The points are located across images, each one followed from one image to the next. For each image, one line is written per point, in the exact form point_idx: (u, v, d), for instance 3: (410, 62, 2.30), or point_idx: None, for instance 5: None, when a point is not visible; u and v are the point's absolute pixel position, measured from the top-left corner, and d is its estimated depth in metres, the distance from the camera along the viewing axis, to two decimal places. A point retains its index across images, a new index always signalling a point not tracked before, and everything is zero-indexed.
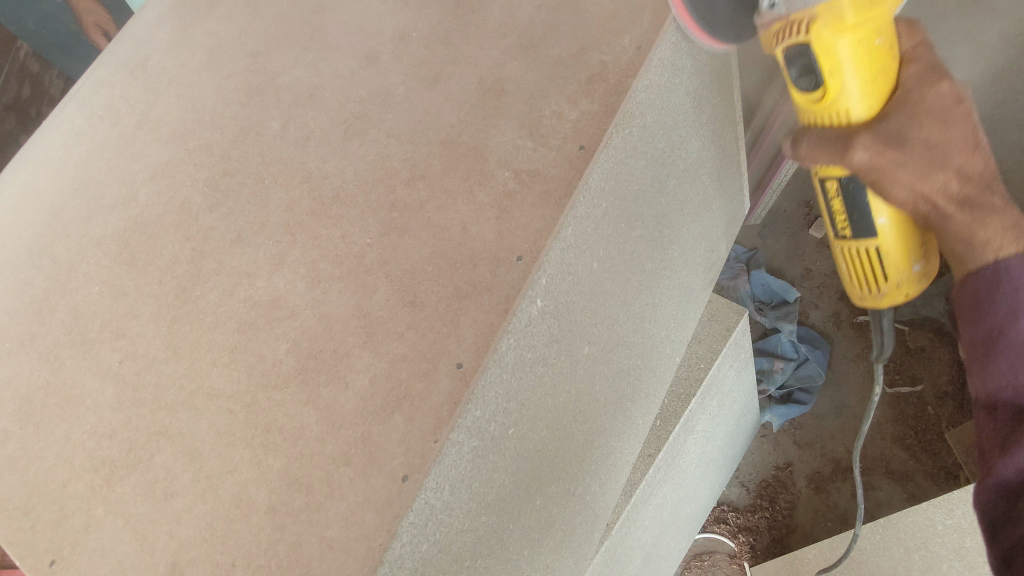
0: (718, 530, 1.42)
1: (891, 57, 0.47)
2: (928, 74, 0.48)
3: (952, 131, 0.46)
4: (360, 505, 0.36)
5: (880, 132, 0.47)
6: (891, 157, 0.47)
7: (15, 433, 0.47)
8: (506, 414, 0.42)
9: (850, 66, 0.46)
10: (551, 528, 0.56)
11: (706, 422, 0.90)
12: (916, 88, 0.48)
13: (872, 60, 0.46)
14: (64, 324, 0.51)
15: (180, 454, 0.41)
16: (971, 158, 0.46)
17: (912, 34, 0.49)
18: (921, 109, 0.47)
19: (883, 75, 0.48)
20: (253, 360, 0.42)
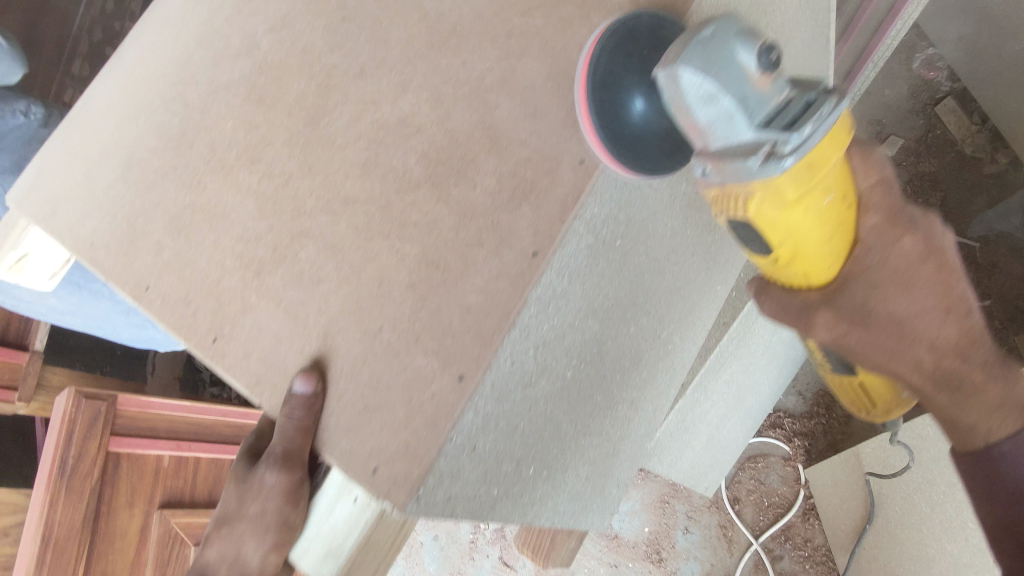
0: (773, 435, 1.43)
1: (843, 211, 0.47)
2: (887, 228, 0.49)
3: (916, 302, 0.49)
4: (494, 277, 0.40)
5: (843, 308, 0.50)
6: (859, 336, 0.50)
7: (170, 243, 0.53)
8: (615, 224, 0.45)
9: (800, 233, 0.45)
10: (639, 363, 0.61)
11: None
12: (876, 250, 0.49)
13: (820, 224, 0.46)
14: (202, 156, 0.56)
15: (323, 248, 0.46)
16: (942, 331, 0.49)
17: (867, 174, 0.48)
18: (884, 277, 0.49)
19: (835, 227, 0.47)
20: (385, 171, 0.47)
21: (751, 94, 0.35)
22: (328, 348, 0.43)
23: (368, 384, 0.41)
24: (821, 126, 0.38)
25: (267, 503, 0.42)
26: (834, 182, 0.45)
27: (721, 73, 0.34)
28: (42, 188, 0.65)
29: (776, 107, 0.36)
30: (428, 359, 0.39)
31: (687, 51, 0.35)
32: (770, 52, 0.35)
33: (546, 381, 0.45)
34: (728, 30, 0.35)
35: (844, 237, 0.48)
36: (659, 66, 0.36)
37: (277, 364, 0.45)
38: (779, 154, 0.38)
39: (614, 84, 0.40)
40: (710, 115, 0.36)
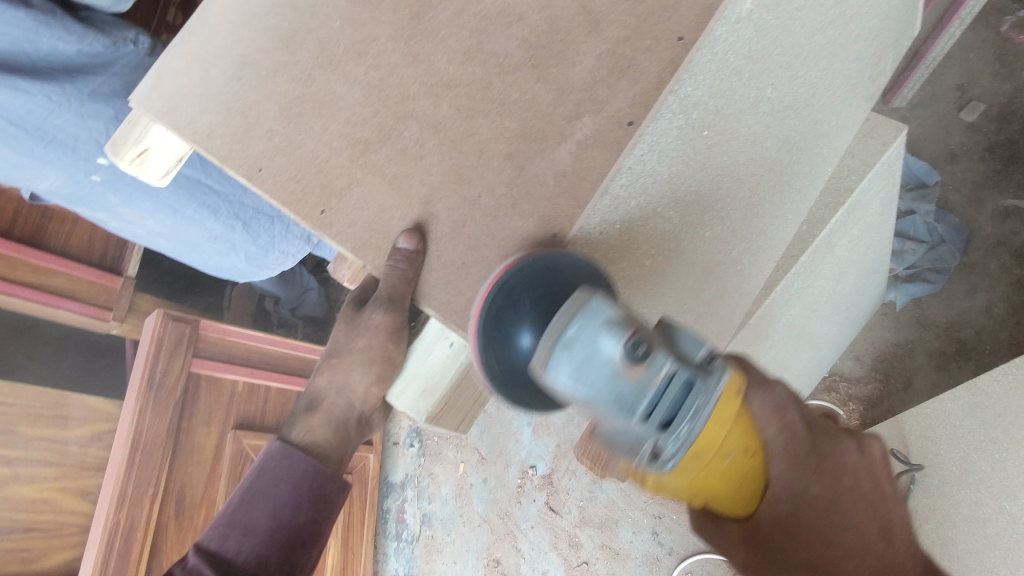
0: (827, 398, 1.43)
1: (743, 468, 0.43)
2: (796, 477, 0.45)
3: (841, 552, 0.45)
4: (590, 144, 0.42)
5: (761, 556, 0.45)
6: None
7: (281, 130, 0.58)
8: (704, 110, 0.46)
9: (705, 492, 0.43)
10: (712, 275, 0.63)
11: (845, 250, 0.91)
12: (785, 497, 0.45)
13: (714, 485, 0.42)
14: (312, 53, 0.61)
15: (426, 128, 0.49)
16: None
17: (770, 421, 0.44)
18: (799, 526, 0.45)
19: (738, 482, 0.44)
20: (487, 56, 0.49)
21: (625, 387, 0.35)
22: (429, 214, 0.46)
23: (467, 246, 0.44)
24: (696, 420, 0.37)
25: (375, 337, 0.54)
26: (735, 442, 0.42)
27: (590, 379, 0.36)
28: (161, 89, 0.70)
29: (654, 394, 0.36)
30: (525, 221, 0.42)
31: (560, 355, 0.37)
32: (637, 349, 0.35)
33: (627, 262, 0.48)
34: (598, 331, 0.36)
35: (751, 484, 0.45)
36: (536, 359, 0.38)
37: (382, 231, 0.49)
38: (663, 455, 0.38)
39: (508, 335, 0.42)
40: (591, 407, 0.37)
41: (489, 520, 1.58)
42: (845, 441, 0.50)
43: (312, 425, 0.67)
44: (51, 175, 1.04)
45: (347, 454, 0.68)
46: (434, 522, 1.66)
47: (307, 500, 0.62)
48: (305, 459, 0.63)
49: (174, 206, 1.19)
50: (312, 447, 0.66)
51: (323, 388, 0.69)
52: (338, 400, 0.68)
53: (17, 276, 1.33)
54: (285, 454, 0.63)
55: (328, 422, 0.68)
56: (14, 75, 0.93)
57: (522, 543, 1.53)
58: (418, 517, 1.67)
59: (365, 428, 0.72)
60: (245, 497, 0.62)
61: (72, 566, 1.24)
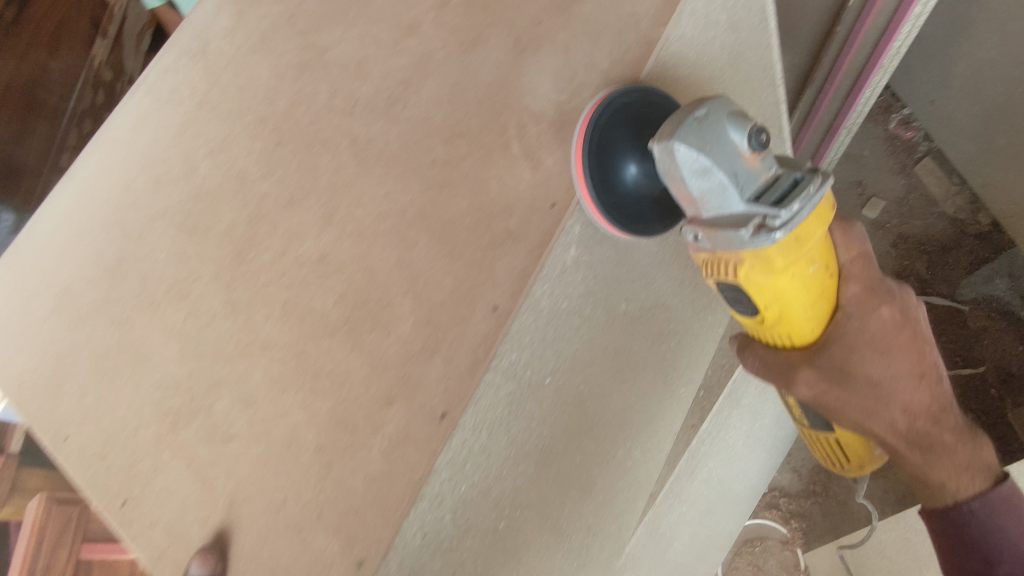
0: (769, 516, 1.37)
1: (827, 280, 0.47)
2: (865, 299, 0.49)
3: (891, 367, 0.50)
4: (399, 442, 0.38)
5: (824, 368, 0.49)
6: (837, 395, 0.51)
7: (93, 387, 0.51)
8: (543, 363, 0.43)
9: (782, 298, 0.45)
10: (592, 488, 0.58)
11: (753, 396, 0.88)
12: (856, 316, 0.49)
13: (807, 290, 0.45)
14: (134, 289, 0.54)
15: (237, 402, 0.44)
16: (914, 395, 0.51)
17: (848, 246, 0.49)
18: (863, 344, 0.49)
19: (818, 295, 0.47)
20: (305, 313, 0.44)
21: (741, 168, 0.39)
22: (231, 519, 0.40)
23: (269, 566, 0.38)
24: (807, 204, 0.40)
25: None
26: (819, 252, 0.45)
27: (716, 151, 0.38)
28: None
29: (764, 184, 0.40)
30: (329, 540, 0.37)
31: (685, 129, 0.38)
32: (759, 135, 0.39)
33: (472, 541, 0.41)
34: (725, 112, 0.38)
35: (826, 303, 0.48)
36: (656, 139, 0.39)
37: (183, 535, 0.42)
38: (770, 227, 0.39)
39: (610, 158, 0.43)
40: (705, 184, 0.39)
41: None
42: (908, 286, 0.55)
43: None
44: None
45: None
46: None
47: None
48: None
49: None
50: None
51: None
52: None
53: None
54: None
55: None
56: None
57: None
58: None
59: None
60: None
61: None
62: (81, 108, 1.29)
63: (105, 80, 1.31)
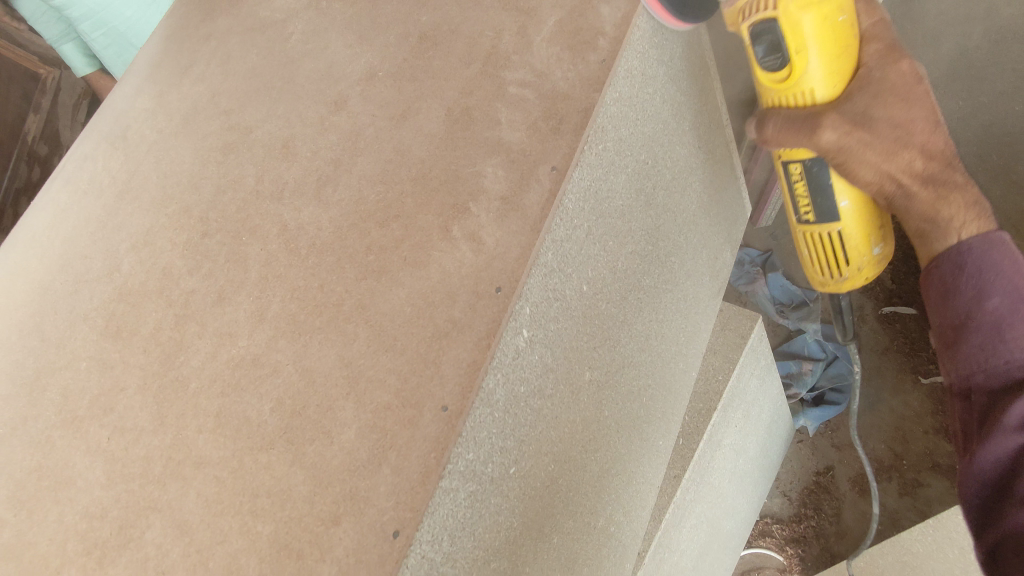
0: (764, 544, 1.39)
1: (851, 33, 0.53)
2: (887, 55, 0.53)
3: (911, 110, 0.52)
4: (352, 566, 0.34)
5: (847, 112, 0.52)
6: (860, 136, 0.52)
7: (10, 521, 0.45)
8: (505, 452, 0.40)
9: (813, 36, 0.51)
10: (576, 566, 0.54)
11: (734, 433, 0.87)
12: (878, 68, 0.53)
13: (834, 36, 0.52)
14: (54, 405, 0.48)
15: (169, 529, 0.39)
16: (930, 137, 0.52)
17: (869, 15, 0.54)
18: (886, 91, 0.52)
19: (842, 48, 0.52)
20: (239, 423, 0.41)
21: None
22: None
23: None
24: None
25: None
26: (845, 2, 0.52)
27: None
28: None
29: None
30: None
31: None
32: None
33: None
34: None
35: (848, 62, 0.53)
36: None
37: None
38: None
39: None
40: None
41: None
42: None
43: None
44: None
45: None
46: None
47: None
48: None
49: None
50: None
51: None
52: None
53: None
54: None
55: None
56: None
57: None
58: None
59: None
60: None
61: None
62: (17, 186, 1.21)
63: (40, 155, 1.24)
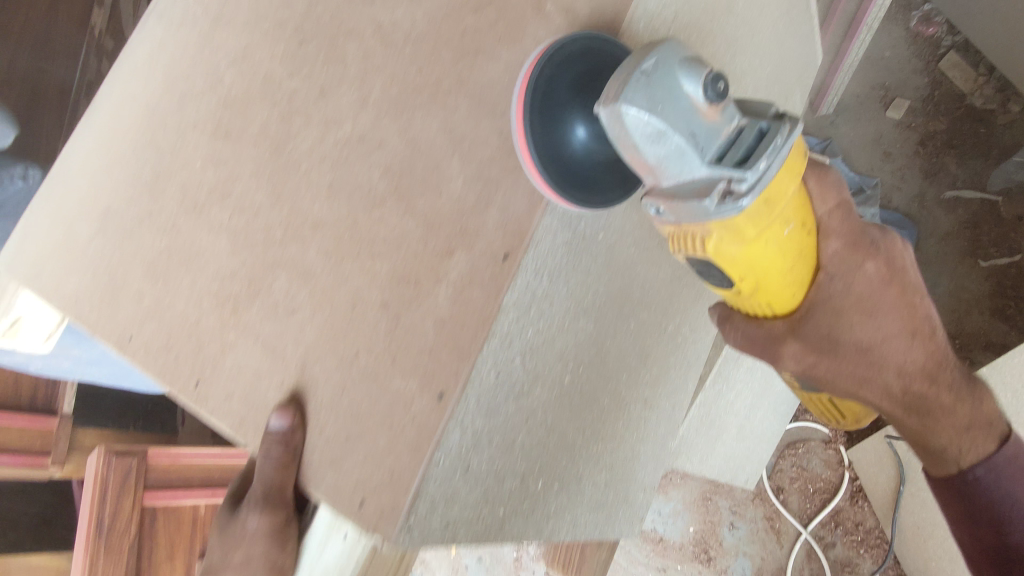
0: (811, 417, 1.24)
1: (801, 246, 0.43)
2: (849, 254, 0.45)
3: (880, 326, 0.47)
4: (465, 285, 0.38)
5: (810, 337, 0.46)
6: (827, 364, 0.47)
7: (149, 290, 0.52)
8: (595, 215, 0.43)
9: (757, 265, 0.40)
10: (646, 359, 0.58)
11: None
12: (839, 276, 0.46)
13: (783, 257, 0.41)
14: (176, 198, 0.54)
15: (295, 278, 0.44)
16: (907, 354, 0.48)
17: (825, 201, 0.44)
18: (848, 302, 0.46)
19: (791, 261, 0.43)
20: (351, 189, 0.45)
21: (700, 127, 0.32)
22: (307, 380, 0.41)
23: (350, 412, 0.39)
24: (776, 159, 0.35)
25: (254, 548, 0.41)
26: (793, 214, 0.41)
27: (668, 111, 0.32)
28: (27, 251, 0.63)
29: (729, 138, 0.34)
30: (407, 381, 0.38)
31: (631, 88, 0.31)
32: (717, 83, 0.32)
33: (541, 390, 0.44)
34: (671, 64, 0.32)
35: (805, 266, 0.44)
36: (599, 104, 0.32)
37: (259, 402, 0.43)
38: (738, 189, 0.34)
39: (553, 121, 0.37)
40: (660, 153, 0.33)
41: None
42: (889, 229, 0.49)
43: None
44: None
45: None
46: None
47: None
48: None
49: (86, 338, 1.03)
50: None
51: None
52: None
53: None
54: None
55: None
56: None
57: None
58: None
59: None
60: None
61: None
62: None
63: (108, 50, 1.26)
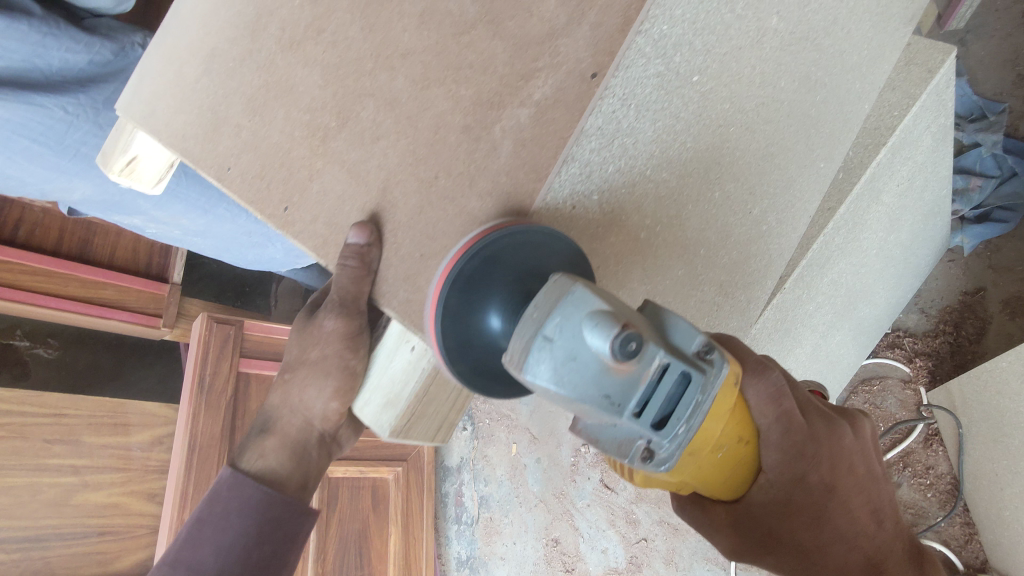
0: (890, 355, 1.13)
1: (730, 466, 0.38)
2: (792, 464, 0.40)
3: (825, 533, 0.42)
4: (550, 104, 0.37)
5: (748, 537, 0.42)
6: (773, 559, 0.43)
7: (247, 124, 0.55)
8: (692, 48, 0.39)
9: (690, 482, 0.38)
10: (725, 242, 0.53)
11: (893, 197, 0.77)
12: (779, 487, 0.40)
13: (706, 476, 0.38)
14: (274, 37, 0.55)
15: (382, 106, 0.44)
16: (856, 555, 0.43)
17: (764, 411, 0.39)
18: (791, 511, 0.41)
19: (726, 471, 0.39)
20: (441, 15, 0.43)
21: (611, 386, 0.29)
22: (386, 202, 0.42)
23: (425, 233, 0.40)
24: (695, 417, 0.32)
25: (330, 345, 0.48)
26: (724, 436, 0.37)
27: (571, 382, 0.29)
28: (142, 94, 0.66)
29: (644, 391, 0.29)
30: (484, 202, 0.38)
31: (535, 360, 0.30)
32: (629, 346, 0.27)
33: (616, 237, 0.42)
34: (578, 330, 0.29)
35: (741, 471, 0.40)
36: (510, 361, 0.31)
37: (343, 224, 0.45)
38: (657, 452, 0.33)
39: (474, 317, 0.37)
40: (575, 408, 0.31)
41: (546, 500, 1.38)
42: (841, 424, 0.44)
43: (264, 449, 0.57)
44: (83, 186, 0.94)
45: (309, 476, 0.58)
46: (492, 504, 1.47)
47: (267, 532, 0.52)
48: (257, 488, 0.53)
49: (205, 206, 1.04)
50: (265, 476, 0.55)
51: (276, 406, 0.58)
52: (293, 418, 0.57)
53: (6, 279, 1.16)
54: (234, 483, 0.53)
55: (284, 444, 0.57)
56: (28, 91, 0.84)
57: (584, 547, 1.32)
58: (476, 499, 1.49)
59: (331, 446, 0.61)
60: (189, 538, 0.52)
61: (148, 567, 1.15)
62: None
63: None
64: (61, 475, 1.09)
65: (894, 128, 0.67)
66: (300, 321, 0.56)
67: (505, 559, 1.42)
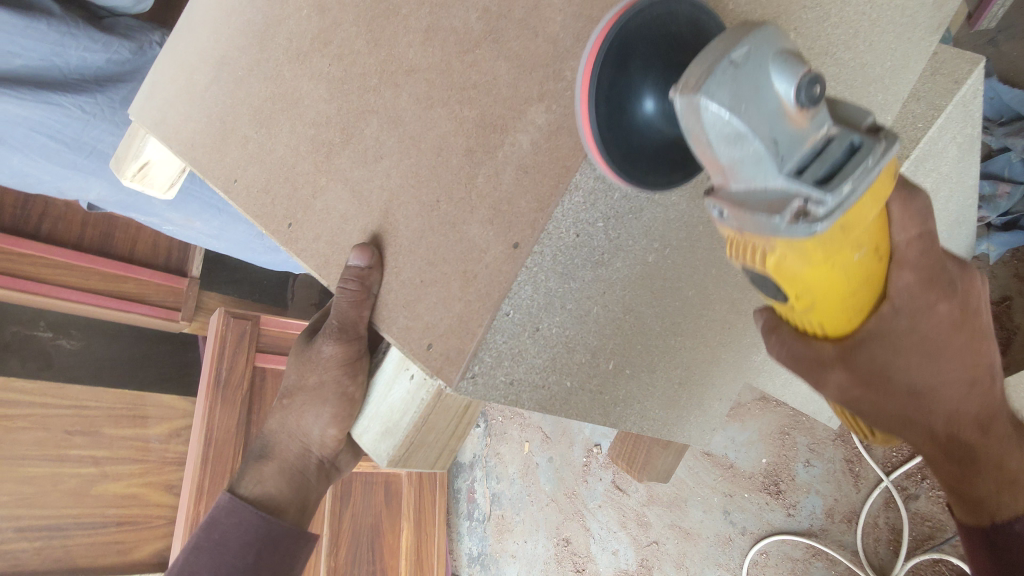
0: None
1: (869, 269, 0.32)
2: (925, 287, 0.34)
3: (941, 369, 0.36)
4: (553, 131, 0.36)
5: (859, 368, 0.35)
6: (872, 400, 0.37)
7: (253, 135, 0.54)
8: None
9: (823, 292, 0.31)
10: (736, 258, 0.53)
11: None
12: (906, 313, 0.34)
13: (844, 281, 0.31)
14: (281, 47, 0.54)
15: (386, 124, 0.44)
16: (965, 402, 0.37)
17: (906, 226, 0.33)
18: (911, 340, 0.35)
19: (861, 288, 0.32)
20: (446, 33, 0.42)
21: (783, 130, 0.24)
22: (387, 225, 0.42)
23: (425, 258, 0.40)
24: (865, 186, 0.25)
25: (328, 370, 0.49)
26: (870, 233, 0.30)
27: (751, 105, 0.24)
28: (154, 99, 0.66)
29: (814, 149, 0.25)
30: (484, 229, 0.37)
31: (715, 74, 0.24)
32: (813, 84, 0.24)
33: (622, 264, 0.42)
34: (769, 55, 0.24)
35: (873, 291, 0.33)
36: (676, 89, 0.25)
37: (345, 243, 0.45)
38: (813, 216, 0.25)
39: (623, 97, 0.31)
40: (733, 150, 0.25)
41: (557, 499, 1.38)
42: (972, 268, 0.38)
43: (263, 474, 0.57)
44: (98, 185, 0.93)
45: (308, 499, 0.59)
46: (504, 501, 1.46)
47: (263, 555, 0.55)
48: (255, 514, 0.54)
49: (219, 206, 1.05)
50: (263, 502, 0.56)
51: (274, 430, 0.58)
52: (292, 444, 0.57)
53: (28, 271, 1.17)
54: (232, 509, 0.55)
55: (281, 470, 0.57)
56: (46, 90, 0.84)
57: (594, 548, 1.31)
58: (488, 496, 1.49)
59: (331, 470, 0.62)
60: (187, 562, 0.54)
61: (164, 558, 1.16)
62: None
63: None
64: (81, 466, 1.10)
65: (918, 140, 0.65)
66: (299, 345, 0.57)
67: (516, 557, 1.42)
